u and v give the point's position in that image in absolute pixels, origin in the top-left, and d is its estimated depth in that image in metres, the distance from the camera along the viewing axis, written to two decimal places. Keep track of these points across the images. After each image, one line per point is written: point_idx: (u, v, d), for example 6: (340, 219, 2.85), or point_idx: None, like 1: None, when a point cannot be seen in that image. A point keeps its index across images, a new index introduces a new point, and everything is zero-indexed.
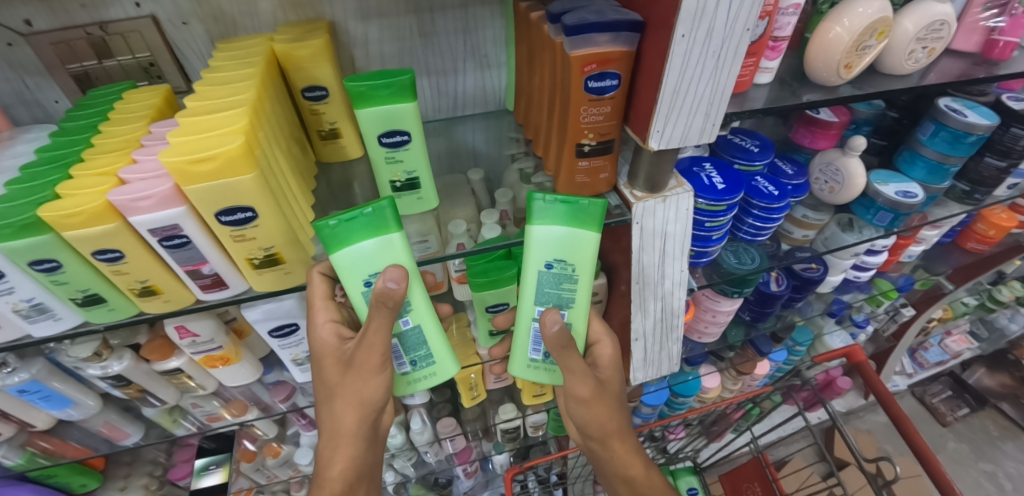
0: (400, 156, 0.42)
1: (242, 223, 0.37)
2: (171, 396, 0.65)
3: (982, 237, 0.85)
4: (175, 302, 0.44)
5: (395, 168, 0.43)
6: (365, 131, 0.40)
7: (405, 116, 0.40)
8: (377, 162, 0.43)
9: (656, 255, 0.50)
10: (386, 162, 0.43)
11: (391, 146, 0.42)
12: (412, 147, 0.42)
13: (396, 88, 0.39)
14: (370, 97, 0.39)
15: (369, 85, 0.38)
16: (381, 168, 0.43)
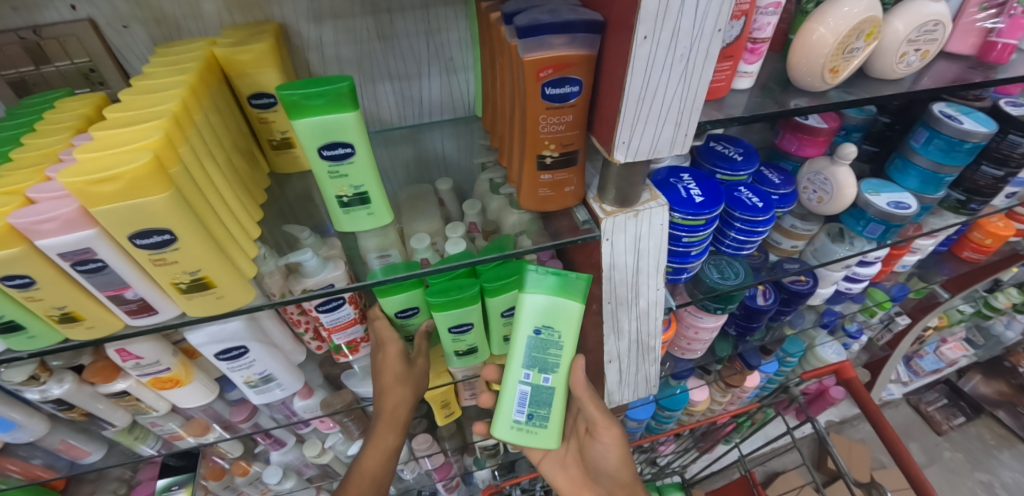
0: (345, 170, 0.39)
1: (160, 246, 0.33)
2: (123, 419, 0.61)
3: (978, 246, 0.82)
4: (102, 328, 0.40)
5: (339, 181, 0.40)
6: (303, 144, 0.37)
7: (345, 127, 0.37)
8: (321, 177, 0.40)
9: (629, 274, 0.47)
10: (329, 177, 0.40)
11: (333, 160, 0.38)
12: (357, 160, 0.39)
13: (333, 97, 0.35)
14: (305, 107, 0.35)
15: (303, 94, 0.34)
16: (325, 183, 0.40)
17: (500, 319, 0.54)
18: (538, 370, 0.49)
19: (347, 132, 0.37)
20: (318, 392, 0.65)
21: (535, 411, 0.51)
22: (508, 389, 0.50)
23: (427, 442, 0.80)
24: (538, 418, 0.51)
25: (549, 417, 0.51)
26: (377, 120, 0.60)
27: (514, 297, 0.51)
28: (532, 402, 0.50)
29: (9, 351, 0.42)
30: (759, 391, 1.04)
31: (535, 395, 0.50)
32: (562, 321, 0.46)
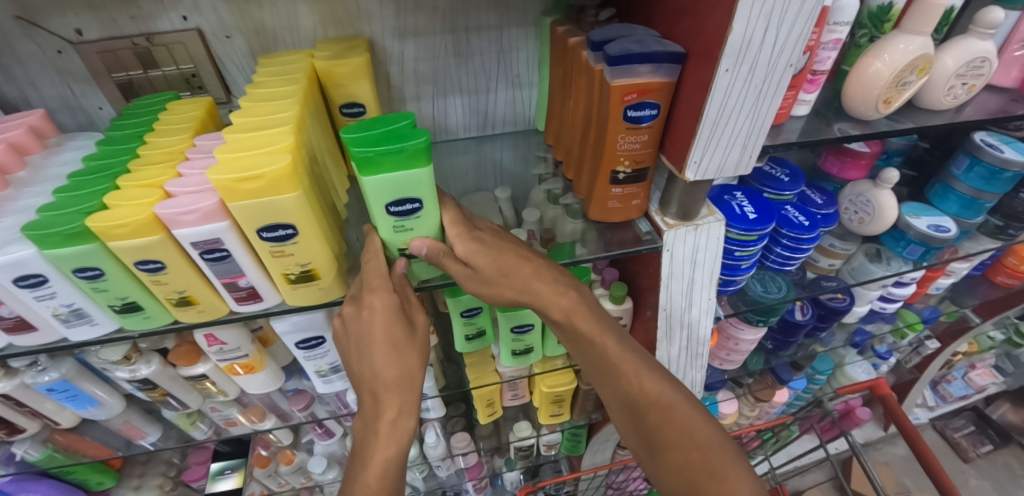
0: (410, 224, 0.40)
1: (282, 239, 0.37)
2: (193, 400, 0.65)
3: (1013, 271, 0.83)
4: (209, 312, 0.44)
5: (402, 232, 0.41)
6: (372, 200, 0.38)
7: (415, 184, 0.37)
8: (385, 228, 0.41)
9: (685, 282, 0.50)
10: (394, 230, 0.41)
11: (400, 215, 0.39)
12: (423, 214, 0.40)
13: (409, 153, 0.35)
14: (379, 163, 0.35)
15: (378, 151, 0.34)
16: (388, 234, 0.41)
17: None
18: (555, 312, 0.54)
19: (414, 189, 0.38)
20: None
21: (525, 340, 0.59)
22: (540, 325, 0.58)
23: (466, 440, 0.83)
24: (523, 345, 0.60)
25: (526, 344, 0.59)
26: (444, 129, 0.65)
27: None
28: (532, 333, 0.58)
29: (120, 330, 0.46)
30: (785, 407, 1.06)
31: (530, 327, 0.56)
32: (413, 193, 0.38)
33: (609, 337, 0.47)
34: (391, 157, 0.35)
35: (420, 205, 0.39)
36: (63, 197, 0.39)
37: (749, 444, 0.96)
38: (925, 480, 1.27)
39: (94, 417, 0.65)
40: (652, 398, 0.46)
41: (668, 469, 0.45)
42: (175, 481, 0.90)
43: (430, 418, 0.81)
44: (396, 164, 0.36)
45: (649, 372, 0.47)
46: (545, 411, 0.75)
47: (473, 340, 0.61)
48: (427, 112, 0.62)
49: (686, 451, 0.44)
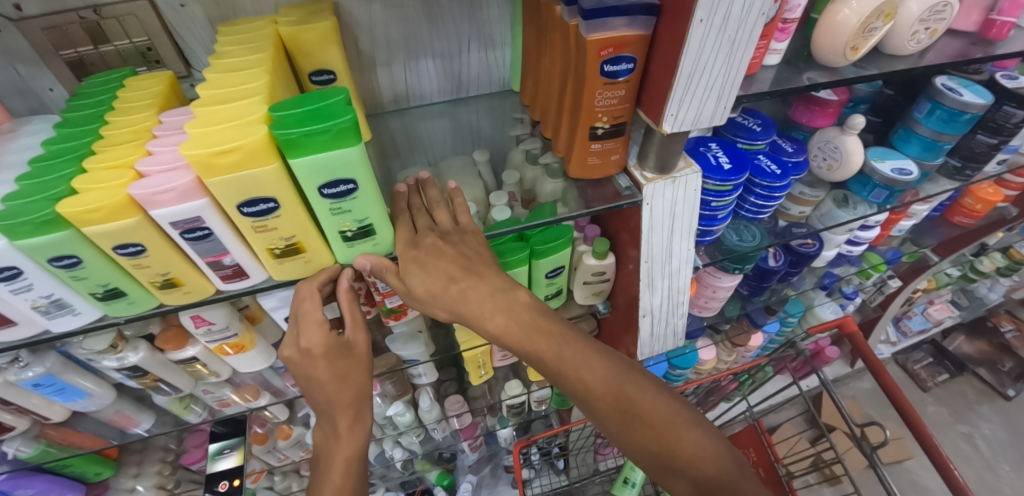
0: (347, 206, 0.39)
1: (264, 214, 0.37)
2: (185, 384, 0.65)
3: (969, 211, 0.88)
4: (196, 293, 0.44)
5: (340, 215, 0.40)
6: (303, 184, 0.36)
7: (346, 164, 0.36)
8: (322, 213, 0.39)
9: (664, 234, 0.52)
10: (331, 213, 0.39)
11: (334, 197, 0.38)
12: (359, 195, 0.39)
13: (335, 132, 0.34)
14: (304, 145, 0.34)
15: (301, 132, 0.33)
16: (327, 219, 0.40)
17: (544, 279, 0.59)
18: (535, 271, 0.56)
19: (347, 169, 0.37)
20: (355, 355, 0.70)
21: None
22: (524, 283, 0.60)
23: (459, 403, 0.86)
24: None
25: None
26: (418, 95, 0.64)
27: (556, 259, 0.56)
28: None
29: (104, 318, 0.46)
30: (758, 351, 1.12)
31: None
32: (344, 174, 0.37)
33: (543, 344, 0.48)
34: (315, 138, 0.34)
35: (355, 186, 0.38)
36: (28, 185, 0.37)
37: (727, 386, 1.03)
38: (887, 409, 1.37)
39: (85, 408, 0.64)
40: (602, 392, 0.47)
41: (634, 450, 0.47)
42: (174, 465, 0.91)
43: (423, 384, 0.83)
44: (324, 145, 0.35)
45: (593, 367, 0.48)
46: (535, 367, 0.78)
47: None
48: (399, 77, 0.61)
49: (646, 428, 0.46)
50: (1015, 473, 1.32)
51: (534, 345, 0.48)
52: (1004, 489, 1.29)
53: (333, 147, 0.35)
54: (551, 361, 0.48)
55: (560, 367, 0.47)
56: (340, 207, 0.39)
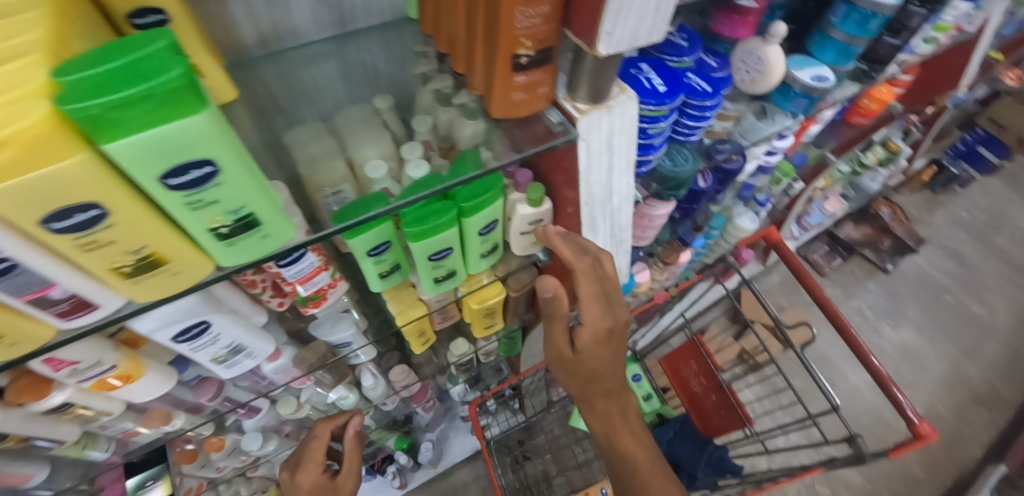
0: (211, 196, 0.29)
1: (87, 226, 0.26)
2: (68, 433, 0.54)
3: (865, 111, 0.94)
4: (28, 342, 0.33)
5: (203, 209, 0.30)
6: (135, 175, 0.26)
7: (195, 140, 0.26)
8: (176, 210, 0.29)
9: (603, 171, 0.48)
10: (189, 209, 0.30)
11: (188, 187, 0.28)
12: (224, 179, 0.29)
13: (161, 97, 0.24)
14: (117, 122, 0.24)
15: (104, 105, 0.23)
16: (186, 217, 0.30)
17: (478, 237, 0.52)
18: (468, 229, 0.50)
19: (198, 147, 0.27)
20: (287, 350, 0.62)
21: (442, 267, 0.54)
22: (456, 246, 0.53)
23: (405, 373, 0.82)
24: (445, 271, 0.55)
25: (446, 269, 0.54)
26: (291, 31, 0.52)
27: (489, 214, 0.50)
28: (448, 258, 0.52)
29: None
30: (688, 266, 1.17)
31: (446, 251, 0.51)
32: (191, 156, 0.27)
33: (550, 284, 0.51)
34: (133, 108, 0.24)
35: (217, 170, 0.29)
36: None
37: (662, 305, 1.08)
38: (795, 296, 1.55)
39: None
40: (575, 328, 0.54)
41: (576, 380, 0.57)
42: None
43: (364, 363, 0.77)
44: (150, 118, 0.24)
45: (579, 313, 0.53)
46: (479, 324, 0.70)
47: (387, 276, 0.56)
48: (261, 10, 0.48)
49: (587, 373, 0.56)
50: (893, 332, 1.58)
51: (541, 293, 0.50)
52: (884, 346, 1.56)
53: (163, 121, 0.25)
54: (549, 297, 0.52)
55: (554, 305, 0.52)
56: (201, 200, 0.29)
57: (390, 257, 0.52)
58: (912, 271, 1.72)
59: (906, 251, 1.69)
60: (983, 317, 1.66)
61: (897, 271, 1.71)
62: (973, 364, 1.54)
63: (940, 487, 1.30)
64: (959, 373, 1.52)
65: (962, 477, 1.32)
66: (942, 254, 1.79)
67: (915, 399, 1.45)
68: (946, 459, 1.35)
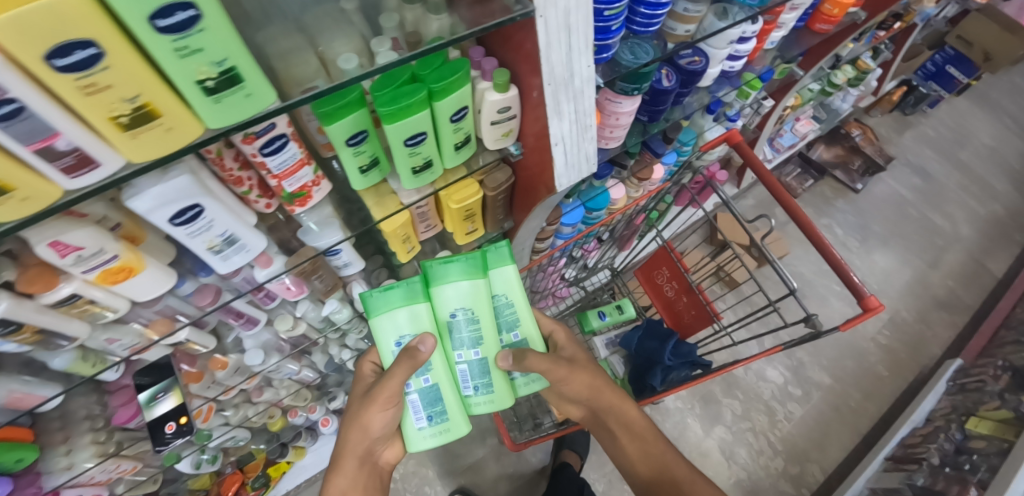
0: (196, 43, 0.32)
1: (88, 64, 0.29)
2: (83, 330, 0.59)
3: (827, 17, 0.94)
4: (39, 200, 0.36)
5: (193, 59, 0.32)
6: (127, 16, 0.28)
7: None
8: (166, 57, 0.32)
9: (563, 50, 0.52)
10: (179, 57, 0.32)
11: (175, 31, 0.30)
12: (207, 26, 0.32)
13: None
14: None
15: None
16: (174, 65, 0.32)
17: (451, 125, 0.57)
18: (427, 130, 0.55)
19: None
20: (279, 258, 0.69)
21: (417, 150, 0.56)
22: (441, 132, 0.57)
23: None
24: (416, 154, 0.57)
25: (416, 155, 0.57)
26: None
27: (457, 99, 0.54)
28: (417, 142, 0.55)
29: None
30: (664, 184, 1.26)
31: (417, 137, 0.55)
32: None
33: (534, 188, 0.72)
34: None
35: (201, 16, 0.31)
36: None
37: (633, 223, 1.16)
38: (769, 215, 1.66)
39: None
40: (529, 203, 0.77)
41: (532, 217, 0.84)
42: (108, 429, 0.94)
43: (352, 274, 0.83)
44: None
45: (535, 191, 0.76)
46: (461, 231, 0.79)
47: (367, 171, 0.60)
48: None
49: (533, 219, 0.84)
50: (862, 247, 1.66)
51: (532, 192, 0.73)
52: (854, 260, 1.63)
53: None
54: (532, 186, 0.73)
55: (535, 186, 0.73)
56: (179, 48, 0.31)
57: (364, 146, 0.56)
58: (882, 191, 1.78)
59: (877, 170, 1.74)
60: (944, 228, 1.73)
61: (869, 192, 1.77)
62: (934, 272, 1.63)
63: (900, 381, 1.43)
64: (922, 281, 1.61)
65: (922, 373, 1.44)
66: (910, 171, 1.84)
67: (880, 306, 1.54)
68: (908, 358, 1.46)
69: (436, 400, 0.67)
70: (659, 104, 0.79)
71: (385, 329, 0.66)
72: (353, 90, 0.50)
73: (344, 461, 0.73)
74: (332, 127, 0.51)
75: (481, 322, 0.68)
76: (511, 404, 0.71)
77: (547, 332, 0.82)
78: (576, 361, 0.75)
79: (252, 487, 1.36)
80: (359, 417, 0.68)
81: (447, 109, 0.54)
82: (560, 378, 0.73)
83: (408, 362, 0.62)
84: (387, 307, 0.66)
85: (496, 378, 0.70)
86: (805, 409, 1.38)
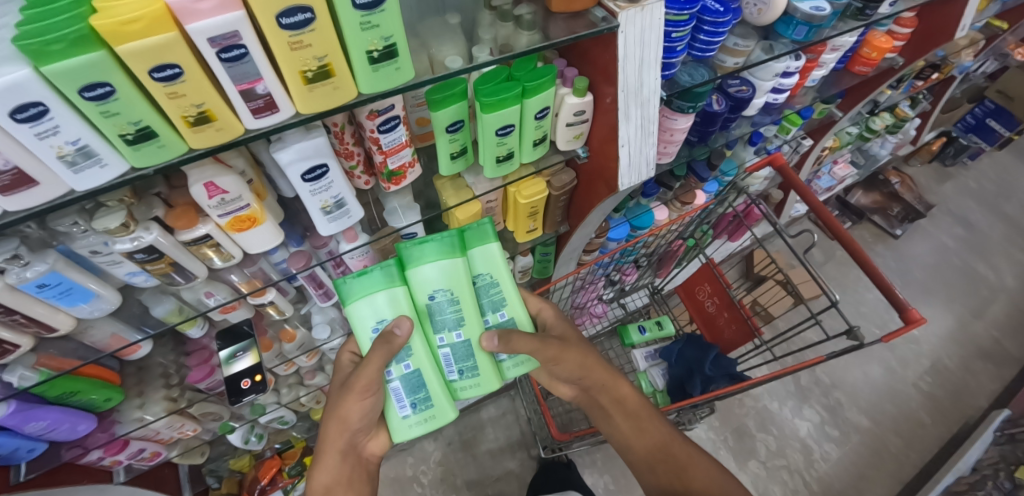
0: (376, 19, 0.42)
1: (301, 26, 0.39)
2: (200, 271, 0.69)
3: (866, 60, 1.02)
4: (226, 133, 0.46)
5: (369, 32, 0.43)
6: None
7: None
8: (351, 29, 0.42)
9: (636, 62, 0.61)
10: (361, 29, 0.42)
11: (365, 9, 0.41)
12: (386, 8, 0.42)
13: None
14: None
15: None
16: (356, 36, 0.42)
17: (534, 121, 0.66)
18: (512, 123, 0.64)
19: None
20: (361, 234, 0.78)
21: (502, 141, 0.66)
22: (523, 127, 0.66)
23: None
24: (501, 145, 0.66)
25: (500, 147, 0.66)
26: None
27: (543, 98, 0.63)
28: (504, 134, 0.65)
29: (72, 192, 0.46)
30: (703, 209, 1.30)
31: (505, 129, 0.64)
32: None
33: (595, 194, 0.80)
34: None
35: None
36: (36, 12, 0.36)
37: (675, 246, 1.20)
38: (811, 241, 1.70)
39: (93, 315, 0.70)
40: (586, 208, 0.85)
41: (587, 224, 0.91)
42: (181, 387, 1.02)
43: None
44: None
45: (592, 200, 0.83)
46: (523, 228, 0.87)
47: (456, 158, 0.69)
48: None
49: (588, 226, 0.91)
50: (902, 292, 1.65)
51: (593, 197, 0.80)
52: None
53: None
54: (593, 193, 0.80)
55: (593, 193, 0.81)
56: (363, 24, 0.42)
57: (457, 133, 0.66)
58: (922, 239, 1.77)
59: (917, 217, 1.75)
60: (988, 277, 1.70)
61: (907, 238, 1.77)
62: (979, 323, 1.59)
63: (944, 430, 1.39)
64: (966, 331, 1.57)
65: (967, 424, 1.40)
66: (951, 221, 1.83)
67: (922, 353, 1.51)
68: (952, 406, 1.43)
69: (419, 385, 0.68)
70: (708, 126, 0.87)
71: (362, 315, 0.67)
72: (458, 83, 0.60)
73: (323, 455, 0.72)
74: (438, 113, 0.61)
75: (463, 304, 0.69)
76: (497, 388, 0.73)
77: (535, 311, 0.84)
78: (566, 339, 0.77)
79: (287, 474, 1.41)
80: (337, 410, 0.69)
81: (533, 109, 0.64)
82: (551, 357, 0.73)
83: (386, 347, 0.64)
84: (364, 292, 0.67)
85: (481, 361, 0.71)
86: (842, 450, 1.35)
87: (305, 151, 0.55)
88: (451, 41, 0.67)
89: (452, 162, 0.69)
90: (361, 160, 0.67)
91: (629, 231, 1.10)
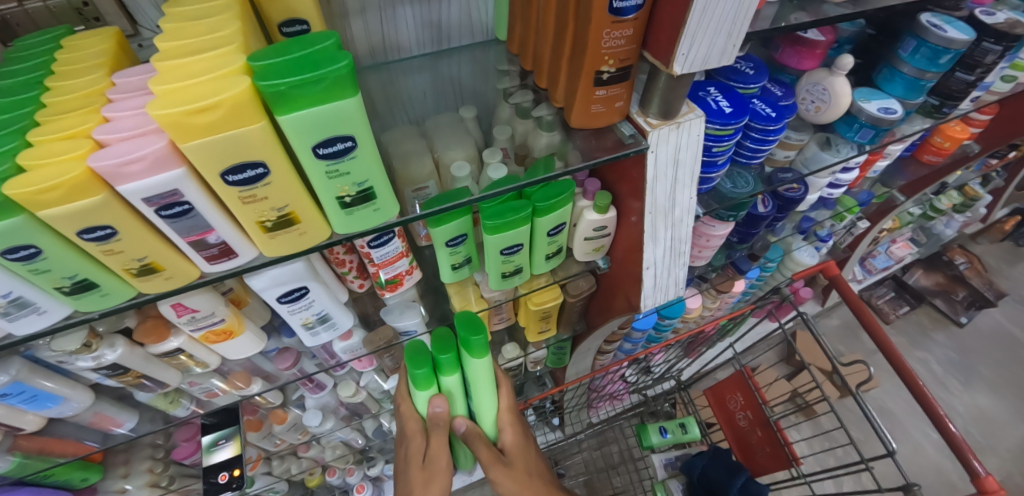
0: (346, 167, 0.35)
1: (253, 181, 0.33)
2: (172, 378, 0.63)
3: (938, 149, 0.90)
4: (178, 279, 0.39)
5: (337, 179, 0.36)
6: (295, 144, 0.32)
7: (346, 119, 0.32)
8: (317, 178, 0.35)
9: (668, 183, 0.52)
10: (327, 177, 0.35)
11: (331, 158, 0.34)
12: (358, 154, 0.35)
13: (331, 82, 0.30)
14: (296, 98, 0.30)
15: (291, 83, 0.29)
16: (322, 184, 0.35)
17: (546, 238, 0.58)
18: (521, 242, 0.56)
19: (346, 125, 0.33)
20: (357, 331, 0.70)
21: (509, 258, 0.58)
22: (535, 242, 0.58)
23: None
24: (508, 262, 0.58)
25: (507, 263, 0.59)
26: (396, 47, 0.61)
27: (558, 216, 0.55)
28: (512, 251, 0.57)
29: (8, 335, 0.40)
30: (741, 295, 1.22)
31: (512, 247, 0.56)
32: (349, 125, 0.32)
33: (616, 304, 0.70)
34: (308, 88, 0.30)
35: (355, 146, 0.34)
36: None
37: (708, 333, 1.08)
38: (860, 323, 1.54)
39: (63, 414, 0.64)
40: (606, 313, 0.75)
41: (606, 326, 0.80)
42: (166, 460, 0.97)
43: None
44: (318, 97, 0.31)
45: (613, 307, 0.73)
46: (534, 328, 0.77)
47: (458, 268, 0.62)
48: (375, 26, 0.57)
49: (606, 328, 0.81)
50: (966, 390, 1.45)
51: (614, 306, 0.71)
52: (955, 405, 1.42)
53: (325, 84, 0.30)
54: (613, 302, 0.71)
55: (613, 302, 0.71)
56: (330, 172, 0.35)
57: (459, 245, 0.58)
58: (990, 328, 1.57)
59: (985, 303, 1.56)
60: None
61: (973, 326, 1.57)
62: None
63: None
64: None
65: None
66: None
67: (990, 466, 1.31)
68: None
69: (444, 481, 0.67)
70: (752, 225, 0.77)
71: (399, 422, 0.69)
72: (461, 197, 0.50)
73: None
74: (436, 229, 0.54)
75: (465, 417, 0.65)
76: None
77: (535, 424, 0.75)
78: None
79: None
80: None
81: (546, 227, 0.56)
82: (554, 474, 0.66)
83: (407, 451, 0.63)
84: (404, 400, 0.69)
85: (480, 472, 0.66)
86: None
87: (282, 279, 0.49)
88: (461, 140, 0.60)
89: (453, 273, 0.62)
90: (354, 266, 0.60)
91: (655, 321, 0.99)
